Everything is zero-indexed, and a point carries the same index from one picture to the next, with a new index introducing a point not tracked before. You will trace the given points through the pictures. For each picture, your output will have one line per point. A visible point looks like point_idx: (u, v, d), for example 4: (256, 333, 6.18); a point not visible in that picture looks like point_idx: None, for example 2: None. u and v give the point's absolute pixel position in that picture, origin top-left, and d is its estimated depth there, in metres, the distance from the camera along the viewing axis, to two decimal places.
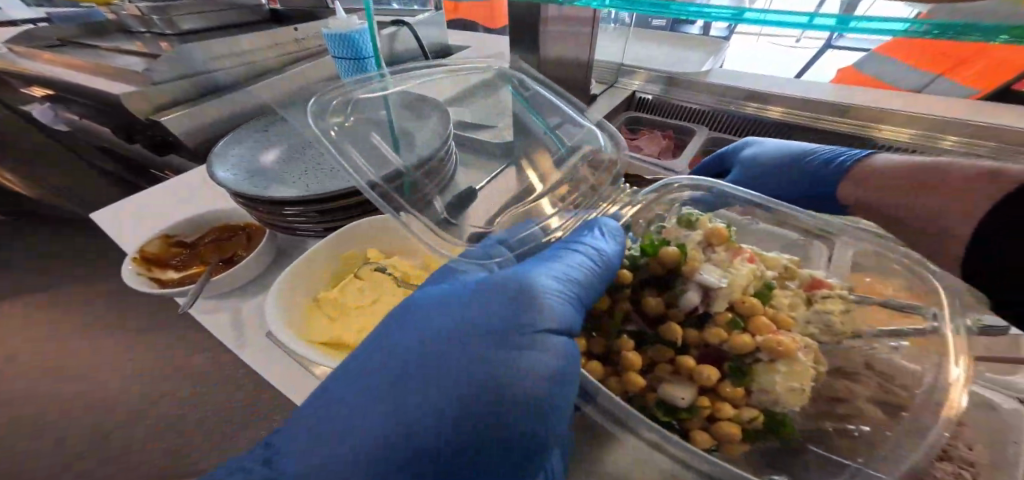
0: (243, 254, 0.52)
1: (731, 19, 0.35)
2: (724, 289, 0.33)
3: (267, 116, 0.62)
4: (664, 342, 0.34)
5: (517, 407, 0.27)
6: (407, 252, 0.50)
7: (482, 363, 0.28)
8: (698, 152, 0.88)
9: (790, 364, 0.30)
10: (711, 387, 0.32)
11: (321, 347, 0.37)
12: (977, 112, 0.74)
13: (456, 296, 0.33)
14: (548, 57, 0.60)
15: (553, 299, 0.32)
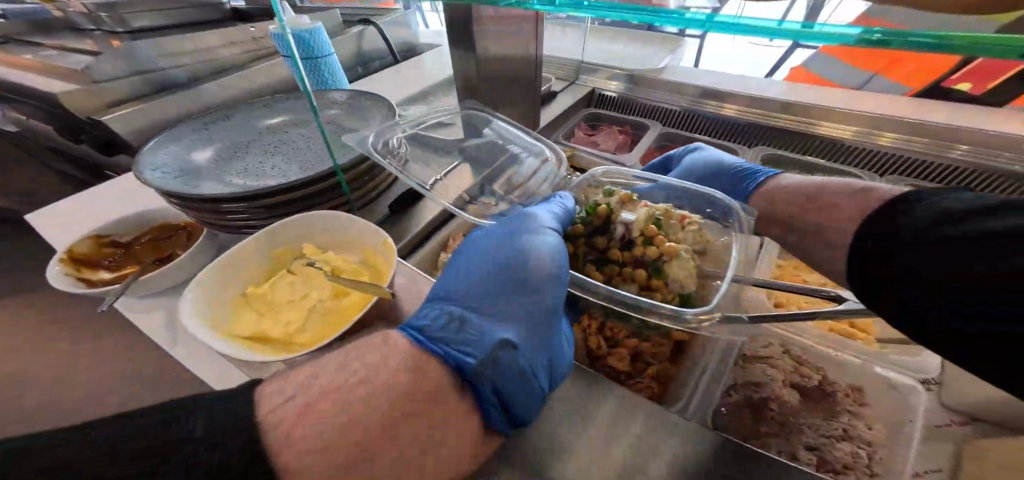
0: (177, 252, 0.56)
1: (704, 18, 0.33)
2: (633, 222, 0.44)
3: (204, 112, 0.61)
4: (612, 261, 0.46)
5: (542, 273, 0.42)
6: (345, 248, 0.51)
7: (512, 257, 0.44)
8: (651, 146, 0.92)
9: (682, 260, 0.42)
10: (647, 285, 0.43)
11: (241, 341, 0.39)
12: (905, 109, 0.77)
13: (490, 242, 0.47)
14: (488, 54, 0.62)
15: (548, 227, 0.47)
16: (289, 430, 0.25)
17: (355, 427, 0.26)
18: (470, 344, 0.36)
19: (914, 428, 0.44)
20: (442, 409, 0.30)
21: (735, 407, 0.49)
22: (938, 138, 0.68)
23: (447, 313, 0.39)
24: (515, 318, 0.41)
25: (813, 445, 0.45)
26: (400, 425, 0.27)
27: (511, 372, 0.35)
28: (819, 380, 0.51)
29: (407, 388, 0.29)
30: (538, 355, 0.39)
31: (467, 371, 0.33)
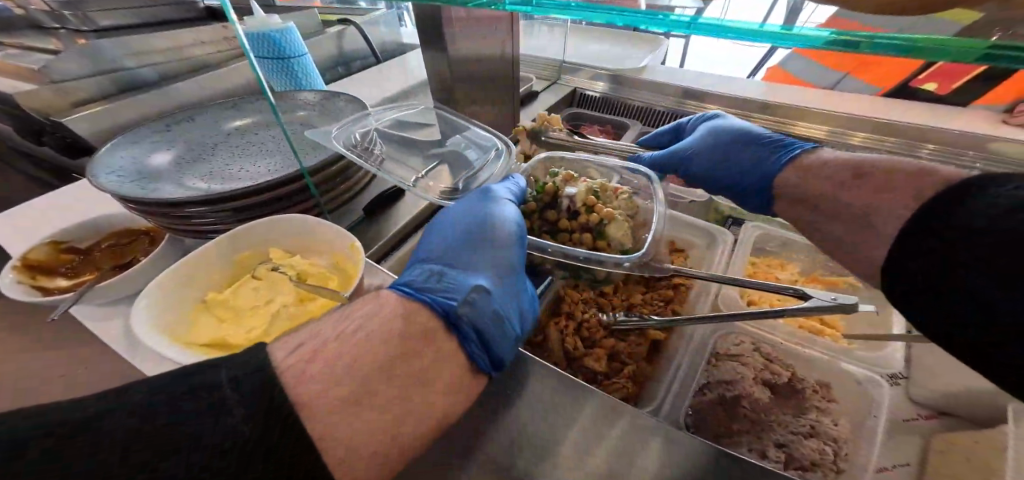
0: (139, 258, 0.56)
1: (688, 20, 0.33)
2: (576, 194, 0.53)
3: (161, 123, 0.61)
4: (562, 230, 0.55)
5: (504, 237, 0.48)
6: (313, 252, 0.51)
7: (479, 222, 0.48)
8: (632, 145, 0.93)
9: (617, 221, 0.51)
10: (595, 244, 0.51)
11: (197, 349, 0.40)
12: (874, 109, 0.79)
13: (453, 211, 0.51)
14: (460, 54, 0.62)
15: (504, 198, 0.52)
16: (300, 371, 0.26)
17: (356, 371, 0.27)
18: (452, 291, 0.39)
19: (878, 423, 0.46)
20: (434, 348, 0.32)
21: (708, 406, 0.49)
22: (907, 138, 0.70)
23: (428, 269, 0.42)
24: (487, 272, 0.44)
25: (782, 442, 0.46)
26: (398, 364, 0.29)
27: (489, 314, 0.38)
28: (789, 377, 0.52)
29: (396, 328, 0.31)
30: (507, 303, 0.43)
31: (451, 312, 0.36)
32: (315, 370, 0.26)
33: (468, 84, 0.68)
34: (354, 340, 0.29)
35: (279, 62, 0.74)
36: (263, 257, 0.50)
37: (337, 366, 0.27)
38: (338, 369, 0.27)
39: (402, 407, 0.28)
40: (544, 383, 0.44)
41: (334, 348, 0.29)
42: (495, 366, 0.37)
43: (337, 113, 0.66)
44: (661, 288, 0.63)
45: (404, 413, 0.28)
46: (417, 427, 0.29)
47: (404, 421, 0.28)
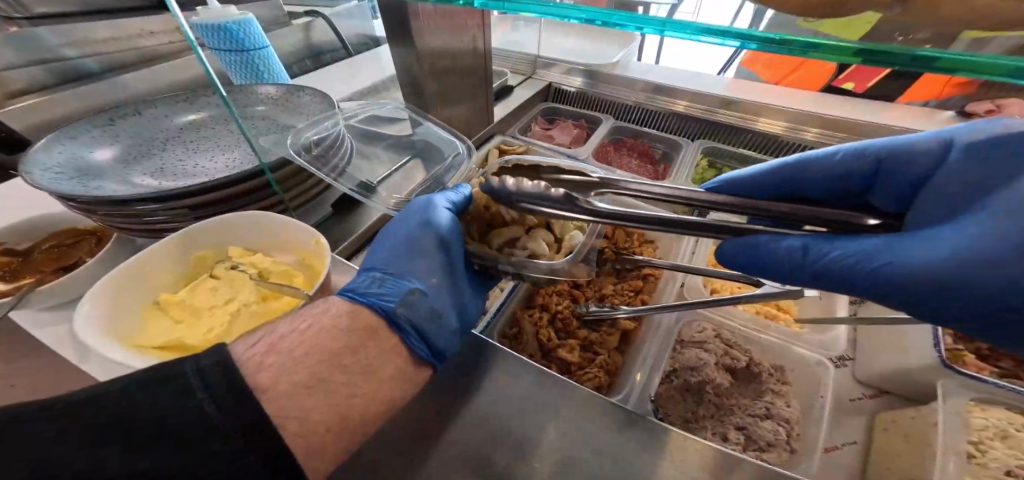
0: (88, 259, 0.53)
1: (661, 23, 0.33)
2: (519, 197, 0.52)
3: (106, 119, 0.58)
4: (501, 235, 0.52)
5: (444, 244, 0.48)
6: (275, 249, 0.49)
7: (419, 232, 0.48)
8: (605, 139, 0.97)
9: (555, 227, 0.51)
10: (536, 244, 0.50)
11: (154, 351, 0.38)
12: (824, 106, 0.86)
13: (397, 222, 0.51)
14: (432, 49, 0.62)
15: (443, 206, 0.51)
16: (257, 361, 0.29)
17: (307, 360, 0.31)
18: (390, 293, 0.41)
19: (823, 404, 0.49)
20: (376, 342, 0.36)
21: (676, 393, 0.52)
22: (852, 133, 0.76)
23: (370, 275, 0.43)
24: (427, 276, 0.46)
25: (742, 425, 0.48)
26: (345, 355, 0.33)
27: (426, 312, 0.41)
28: (747, 362, 0.54)
29: (342, 322, 0.35)
30: (446, 300, 0.46)
31: (390, 312, 0.39)
32: (271, 359, 0.30)
33: (442, 78, 0.69)
34: (311, 333, 0.33)
35: (243, 55, 0.72)
36: (221, 255, 0.49)
37: (293, 356, 0.31)
38: (295, 358, 0.31)
39: (351, 391, 0.32)
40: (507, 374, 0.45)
41: (290, 341, 0.32)
42: (437, 356, 0.41)
43: (300, 108, 0.66)
44: (631, 279, 0.66)
45: (353, 394, 0.32)
46: (367, 402, 0.33)
47: (354, 401, 0.32)
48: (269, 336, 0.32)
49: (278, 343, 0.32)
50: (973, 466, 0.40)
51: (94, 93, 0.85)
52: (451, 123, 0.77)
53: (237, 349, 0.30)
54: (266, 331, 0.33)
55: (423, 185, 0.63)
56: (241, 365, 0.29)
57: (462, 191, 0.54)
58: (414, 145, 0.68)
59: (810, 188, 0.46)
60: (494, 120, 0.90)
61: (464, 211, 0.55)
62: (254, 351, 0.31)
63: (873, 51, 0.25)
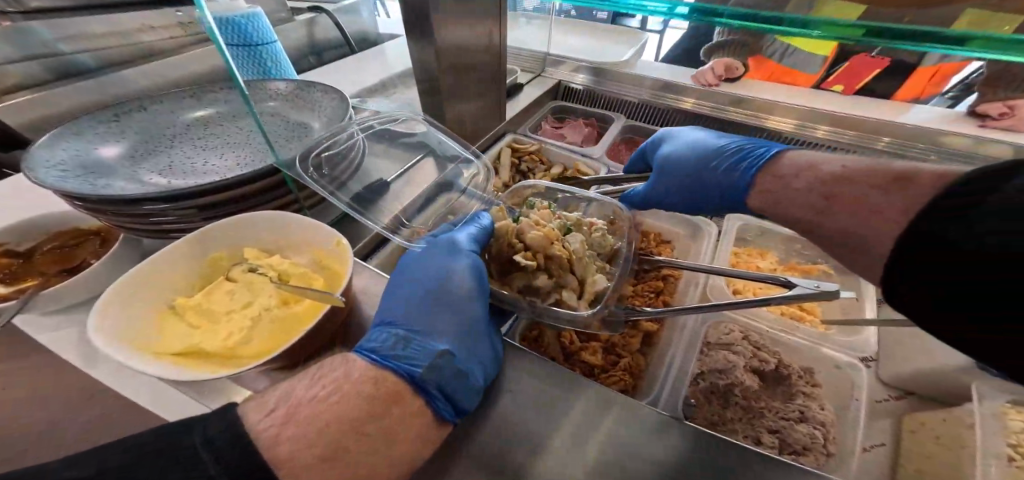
0: (92, 261, 0.50)
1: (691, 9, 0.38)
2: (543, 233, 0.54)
3: (109, 115, 0.56)
4: (521, 273, 0.55)
5: (466, 290, 0.49)
6: (292, 250, 0.48)
7: (442, 278, 0.49)
8: (617, 138, 0.95)
9: (576, 266, 0.54)
10: (555, 283, 0.53)
11: (170, 357, 0.36)
12: (834, 106, 0.87)
13: (417, 263, 0.51)
14: (447, 45, 0.61)
15: (465, 249, 0.53)
16: (273, 433, 0.27)
17: (329, 430, 0.28)
18: (417, 356, 0.39)
19: (859, 406, 0.49)
20: (401, 408, 0.33)
21: (702, 395, 0.51)
22: (864, 132, 0.76)
23: (392, 332, 0.41)
24: (450, 332, 0.45)
25: (775, 428, 0.47)
26: (368, 423, 0.30)
27: (454, 371, 0.39)
28: (776, 365, 0.53)
29: (365, 391, 0.32)
30: (471, 355, 0.43)
31: (417, 376, 0.37)
32: (290, 430, 0.27)
33: (456, 76, 0.67)
34: (330, 402, 0.30)
35: (250, 49, 0.71)
36: (237, 257, 0.47)
37: (313, 425, 0.28)
38: (315, 429, 0.28)
39: (374, 458, 0.29)
40: (539, 404, 0.41)
41: (309, 409, 0.29)
42: (462, 414, 0.38)
43: (310, 103, 0.64)
44: (649, 279, 0.64)
45: (377, 462, 0.29)
46: (392, 466, 0.30)
47: (377, 469, 0.29)
48: (286, 400, 0.30)
49: (297, 409, 0.29)
50: (1014, 469, 0.38)
51: (90, 89, 0.83)
52: (461, 120, 0.75)
53: (250, 420, 0.27)
54: (282, 394, 0.30)
55: (443, 206, 0.63)
56: (257, 440, 0.26)
57: (483, 222, 0.58)
58: (425, 149, 0.66)
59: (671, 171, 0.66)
60: (506, 117, 0.88)
61: (485, 245, 0.58)
62: (269, 422, 0.27)
63: (826, 37, 0.35)
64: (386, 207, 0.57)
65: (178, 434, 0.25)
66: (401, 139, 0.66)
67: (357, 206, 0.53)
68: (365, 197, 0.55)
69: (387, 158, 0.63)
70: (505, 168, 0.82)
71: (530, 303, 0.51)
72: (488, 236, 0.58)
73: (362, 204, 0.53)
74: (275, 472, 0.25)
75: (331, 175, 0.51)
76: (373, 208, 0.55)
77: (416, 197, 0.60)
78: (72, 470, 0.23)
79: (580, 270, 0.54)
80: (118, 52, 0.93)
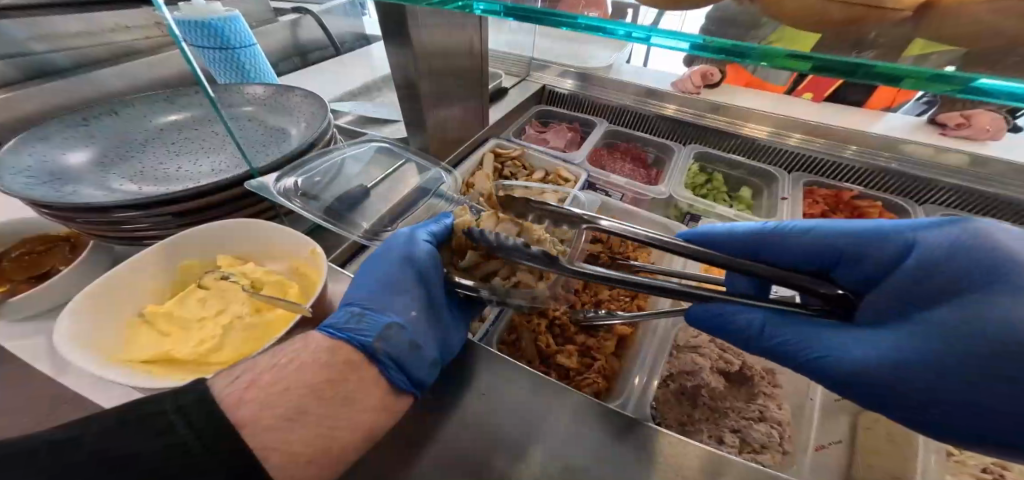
0: (62, 268, 0.49)
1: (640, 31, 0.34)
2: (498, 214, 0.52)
3: (77, 119, 0.55)
4: (479, 262, 0.52)
5: (425, 277, 0.50)
6: (265, 258, 0.49)
7: (401, 262, 0.49)
8: (599, 143, 0.97)
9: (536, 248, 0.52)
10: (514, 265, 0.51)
11: (139, 366, 0.36)
12: (805, 114, 0.90)
13: (381, 252, 0.52)
14: (428, 49, 0.61)
15: (425, 240, 0.52)
16: (236, 398, 0.31)
17: (290, 395, 0.33)
18: (370, 329, 0.42)
19: (813, 405, 0.52)
20: (358, 375, 0.38)
21: (672, 397, 0.53)
22: (832, 139, 0.79)
23: (349, 309, 0.44)
24: (406, 311, 0.47)
25: (736, 428, 0.50)
26: (326, 389, 0.35)
27: (405, 345, 0.43)
28: (740, 366, 0.56)
29: (321, 358, 0.37)
30: (425, 334, 0.46)
31: (369, 346, 0.40)
32: (252, 394, 0.32)
33: (436, 79, 0.68)
34: (290, 371, 0.35)
35: (226, 53, 0.70)
36: (209, 265, 0.47)
37: (273, 391, 0.33)
38: (280, 399, 0.33)
39: (332, 422, 0.34)
40: (501, 389, 0.44)
41: (275, 381, 0.34)
42: (417, 387, 0.42)
43: (286, 107, 0.65)
44: (626, 283, 0.66)
45: (334, 425, 0.34)
46: (348, 434, 0.34)
47: (334, 436, 0.34)
48: (252, 369, 0.34)
49: (259, 377, 0.34)
50: (955, 464, 0.46)
51: (63, 89, 0.81)
52: (445, 122, 0.76)
53: (217, 386, 0.32)
54: (249, 364, 0.34)
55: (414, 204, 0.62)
56: (220, 402, 0.30)
57: (447, 220, 0.57)
58: (402, 153, 0.67)
59: (768, 256, 0.47)
60: (489, 122, 0.89)
61: (446, 242, 0.56)
62: (235, 388, 0.32)
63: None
64: (358, 207, 0.58)
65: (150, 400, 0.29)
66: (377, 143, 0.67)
67: (326, 207, 0.54)
68: (336, 196, 0.56)
69: (364, 162, 0.64)
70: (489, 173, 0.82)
71: (489, 288, 0.50)
72: (448, 233, 0.56)
73: (333, 206, 0.54)
74: (237, 431, 0.29)
75: (303, 186, 0.52)
76: (345, 207, 0.56)
77: (395, 203, 0.61)
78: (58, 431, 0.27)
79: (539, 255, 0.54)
80: (96, 52, 0.92)
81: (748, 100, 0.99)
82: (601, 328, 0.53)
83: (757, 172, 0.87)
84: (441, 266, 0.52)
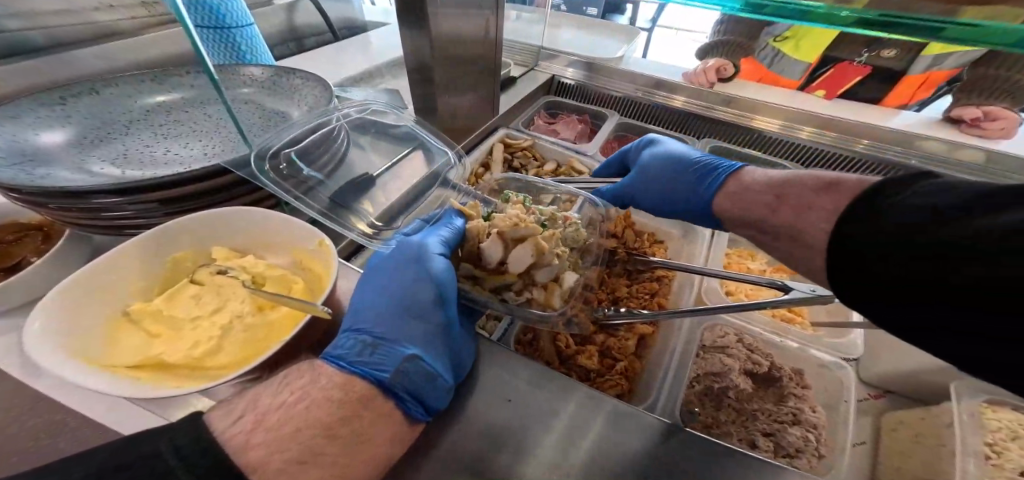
0: (33, 260, 0.44)
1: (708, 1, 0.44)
2: (510, 215, 0.50)
3: (49, 96, 0.49)
4: (492, 276, 0.51)
5: (437, 293, 0.46)
6: (268, 252, 0.45)
7: (413, 283, 0.46)
8: (610, 135, 0.94)
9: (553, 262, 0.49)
10: (527, 278, 0.49)
11: (125, 371, 0.32)
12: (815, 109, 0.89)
13: (387, 268, 0.48)
14: (443, 34, 0.58)
15: (435, 254, 0.48)
16: (243, 440, 0.26)
17: (300, 436, 0.28)
18: (386, 361, 0.38)
19: (849, 406, 0.50)
20: (371, 410, 0.34)
21: (697, 399, 0.51)
22: (847, 133, 0.78)
23: (359, 337, 0.40)
24: (421, 335, 0.43)
25: (769, 431, 0.47)
26: (340, 425, 0.31)
27: (422, 373, 0.38)
28: (768, 367, 0.53)
29: (334, 395, 0.32)
30: (441, 358, 0.42)
31: (385, 380, 0.36)
32: (260, 436, 0.27)
33: (450, 66, 0.64)
34: (299, 408, 0.30)
35: (220, 32, 0.65)
36: (202, 257, 0.43)
37: (282, 434, 0.28)
38: (285, 436, 0.28)
39: (349, 458, 0.30)
40: (533, 400, 0.40)
41: (278, 416, 0.29)
42: (433, 413, 0.38)
43: (285, 90, 0.60)
44: (645, 281, 0.63)
45: (351, 461, 0.30)
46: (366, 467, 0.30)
47: (352, 468, 0.30)
48: (255, 406, 0.29)
49: (265, 416, 0.29)
50: (990, 467, 0.40)
51: (36, 70, 0.74)
52: (455, 113, 0.72)
53: (219, 426, 0.27)
54: (251, 399, 0.30)
55: (423, 200, 0.59)
56: (224, 447, 0.26)
57: (457, 224, 0.54)
58: (410, 143, 0.63)
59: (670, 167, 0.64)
60: (498, 112, 0.85)
61: (456, 248, 0.53)
62: (240, 428, 0.28)
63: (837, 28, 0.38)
64: (367, 207, 0.54)
65: (141, 444, 0.24)
66: (384, 134, 0.63)
67: (330, 206, 0.49)
68: (342, 194, 0.51)
69: (372, 155, 0.60)
70: (498, 164, 0.79)
71: (502, 306, 0.48)
72: (457, 240, 0.53)
73: (338, 203, 0.50)
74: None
75: (296, 183, 0.47)
76: (353, 207, 0.51)
77: (404, 197, 0.57)
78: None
79: (561, 267, 0.50)
80: (76, 32, 0.85)
81: (758, 93, 0.97)
82: (625, 325, 0.51)
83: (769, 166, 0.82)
84: (452, 281, 0.48)
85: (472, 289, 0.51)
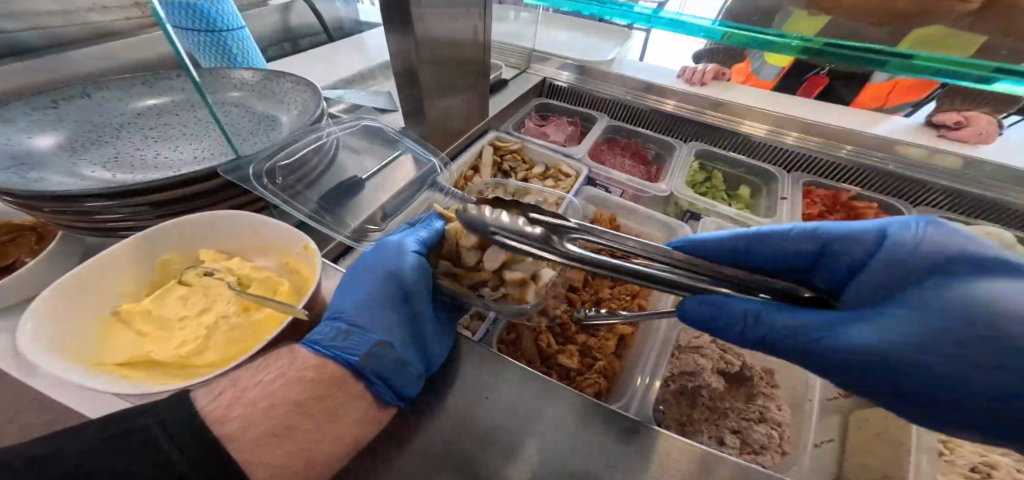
0: (26, 260, 0.46)
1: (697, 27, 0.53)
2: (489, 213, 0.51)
3: (43, 98, 0.51)
4: (469, 272, 0.52)
5: (413, 288, 0.47)
6: (253, 253, 0.46)
7: (389, 275, 0.47)
8: (598, 139, 0.95)
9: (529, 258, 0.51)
10: (503, 273, 0.50)
11: (114, 370, 0.33)
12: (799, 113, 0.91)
13: (366, 263, 0.49)
14: (429, 37, 0.59)
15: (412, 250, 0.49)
16: (222, 412, 0.30)
17: (274, 410, 0.32)
18: (358, 345, 0.40)
19: (813, 404, 0.52)
20: (345, 391, 0.36)
21: (672, 397, 0.54)
22: (828, 138, 0.79)
23: (335, 325, 0.41)
24: (396, 327, 0.45)
25: (736, 429, 0.50)
26: (312, 403, 0.34)
27: (394, 361, 0.40)
28: (740, 366, 0.56)
29: (308, 374, 0.35)
30: (413, 349, 0.43)
31: (357, 364, 0.38)
32: (237, 410, 0.30)
33: (438, 68, 0.65)
34: (275, 385, 0.33)
35: (212, 35, 0.66)
36: (189, 260, 0.45)
37: (258, 407, 0.31)
38: (261, 410, 0.31)
39: (320, 435, 0.33)
40: (500, 391, 0.42)
41: (255, 393, 0.32)
42: (404, 399, 0.40)
43: (274, 92, 0.61)
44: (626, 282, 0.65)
45: (321, 438, 0.33)
46: (335, 447, 0.33)
47: (321, 446, 0.33)
48: (235, 385, 0.32)
49: (244, 392, 0.32)
50: (945, 464, 0.45)
51: (32, 69, 0.75)
52: (444, 114, 0.73)
53: (199, 403, 0.30)
54: (231, 379, 0.33)
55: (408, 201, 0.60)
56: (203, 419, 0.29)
57: (438, 225, 0.55)
58: (395, 145, 0.64)
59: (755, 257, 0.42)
60: (489, 113, 0.87)
61: (436, 246, 0.55)
62: (219, 404, 0.31)
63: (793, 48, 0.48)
64: (349, 204, 0.55)
65: (130, 417, 0.27)
66: (370, 135, 0.65)
67: (312, 203, 0.50)
68: (324, 193, 0.53)
69: (357, 155, 0.62)
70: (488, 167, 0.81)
71: (478, 301, 0.49)
72: (435, 239, 0.54)
73: (319, 201, 0.51)
74: (225, 448, 0.28)
75: (280, 185, 0.48)
76: (334, 204, 0.53)
77: (389, 197, 0.58)
78: (31, 448, 0.25)
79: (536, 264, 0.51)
80: (73, 32, 0.86)
81: (745, 97, 0.99)
82: (597, 324, 0.52)
83: (753, 171, 0.88)
84: (428, 277, 0.49)
85: (450, 284, 0.52)
